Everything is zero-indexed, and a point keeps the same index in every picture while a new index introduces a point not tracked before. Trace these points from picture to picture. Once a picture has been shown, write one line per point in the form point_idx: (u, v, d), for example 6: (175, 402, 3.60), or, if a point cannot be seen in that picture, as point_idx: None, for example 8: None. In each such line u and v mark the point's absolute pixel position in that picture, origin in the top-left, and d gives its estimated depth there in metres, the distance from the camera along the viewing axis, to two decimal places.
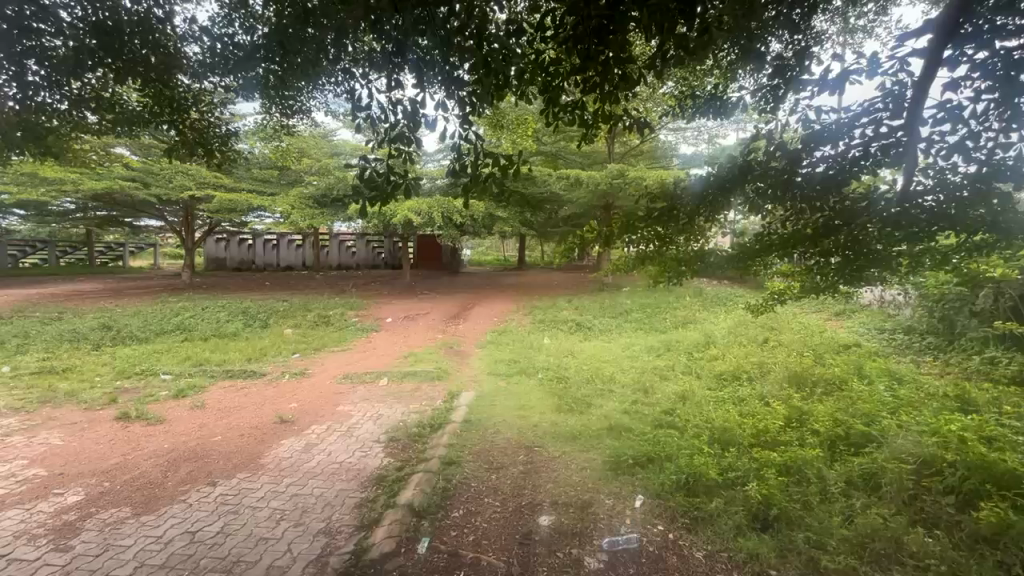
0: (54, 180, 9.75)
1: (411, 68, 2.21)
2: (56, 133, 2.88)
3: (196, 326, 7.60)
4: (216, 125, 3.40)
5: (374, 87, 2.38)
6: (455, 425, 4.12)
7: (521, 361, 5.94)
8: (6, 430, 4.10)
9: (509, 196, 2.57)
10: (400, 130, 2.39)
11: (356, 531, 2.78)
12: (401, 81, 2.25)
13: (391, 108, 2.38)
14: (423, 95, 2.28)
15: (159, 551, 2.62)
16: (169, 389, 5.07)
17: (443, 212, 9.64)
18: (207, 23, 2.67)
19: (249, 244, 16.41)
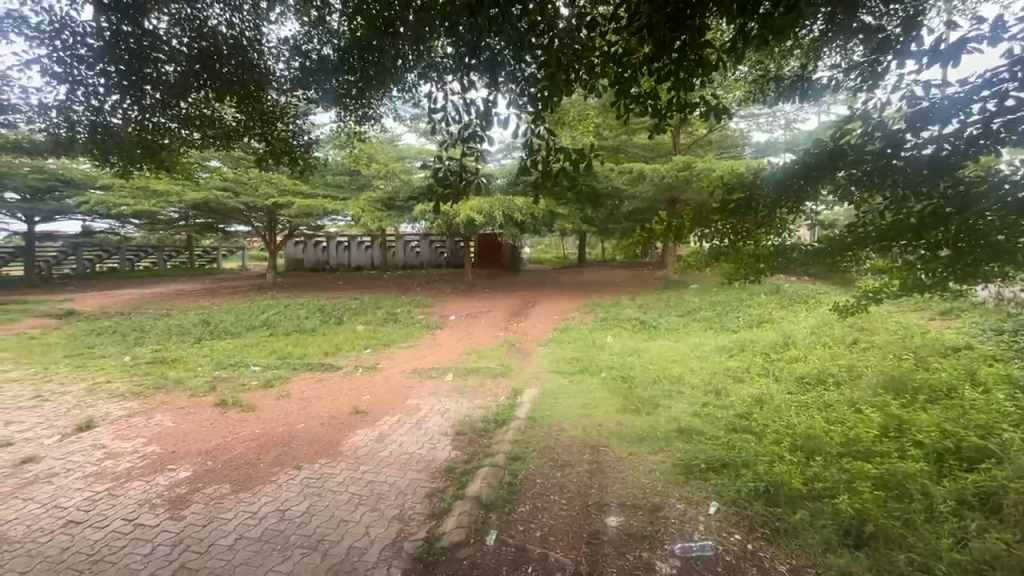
0: (163, 192, 11.03)
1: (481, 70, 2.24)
2: (169, 150, 3.22)
3: (280, 323, 8.26)
4: (299, 135, 3.55)
5: (448, 88, 2.42)
6: (519, 421, 4.16)
7: (584, 359, 5.87)
8: (129, 412, 4.70)
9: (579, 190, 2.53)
10: (473, 130, 2.43)
11: (428, 519, 2.89)
12: (474, 83, 2.29)
13: (465, 108, 2.43)
14: (495, 94, 2.30)
15: (255, 525, 2.88)
16: (259, 379, 5.56)
17: (504, 210, 9.76)
18: (293, 42, 2.91)
19: (324, 246, 17.64)
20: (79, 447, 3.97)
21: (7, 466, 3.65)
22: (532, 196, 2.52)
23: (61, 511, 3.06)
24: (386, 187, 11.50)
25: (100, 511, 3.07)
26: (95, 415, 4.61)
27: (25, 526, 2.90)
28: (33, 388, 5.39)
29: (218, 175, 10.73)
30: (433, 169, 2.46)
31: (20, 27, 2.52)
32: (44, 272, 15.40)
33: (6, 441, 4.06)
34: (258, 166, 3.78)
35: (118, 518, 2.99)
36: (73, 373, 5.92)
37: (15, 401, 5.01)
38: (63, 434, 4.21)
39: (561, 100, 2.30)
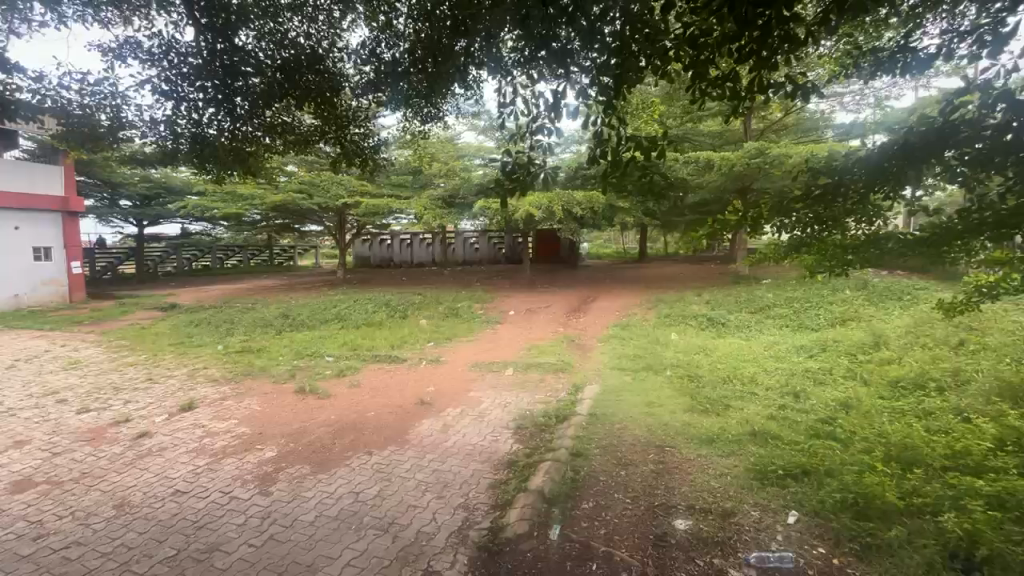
0: (248, 196, 12.05)
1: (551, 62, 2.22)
2: (256, 156, 3.49)
3: (350, 317, 8.76)
4: (367, 137, 3.69)
5: (518, 83, 2.43)
6: (580, 417, 4.12)
7: (647, 357, 5.71)
8: (223, 395, 5.21)
9: (651, 181, 2.44)
10: (542, 122, 2.41)
11: (492, 509, 2.94)
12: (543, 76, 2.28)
13: (533, 101, 2.42)
14: (565, 85, 2.27)
15: (332, 505, 3.08)
16: (333, 368, 5.94)
17: (563, 204, 9.68)
18: (365, 47, 3.03)
19: (388, 244, 18.73)
20: (183, 425, 4.45)
21: (127, 439, 4.17)
22: (601, 188, 2.46)
23: (170, 481, 3.46)
24: (446, 185, 11.81)
25: (201, 483, 3.43)
26: (195, 397, 5.15)
27: (142, 492, 3.30)
28: (146, 372, 6.12)
29: (294, 179, 11.57)
30: (503, 163, 2.48)
31: (135, 52, 2.83)
32: (151, 270, 17.39)
33: (126, 417, 4.64)
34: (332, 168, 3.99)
35: (216, 490, 3.32)
36: (177, 359, 6.65)
37: (132, 383, 5.71)
38: (170, 413, 4.75)
39: (631, 88, 2.23)
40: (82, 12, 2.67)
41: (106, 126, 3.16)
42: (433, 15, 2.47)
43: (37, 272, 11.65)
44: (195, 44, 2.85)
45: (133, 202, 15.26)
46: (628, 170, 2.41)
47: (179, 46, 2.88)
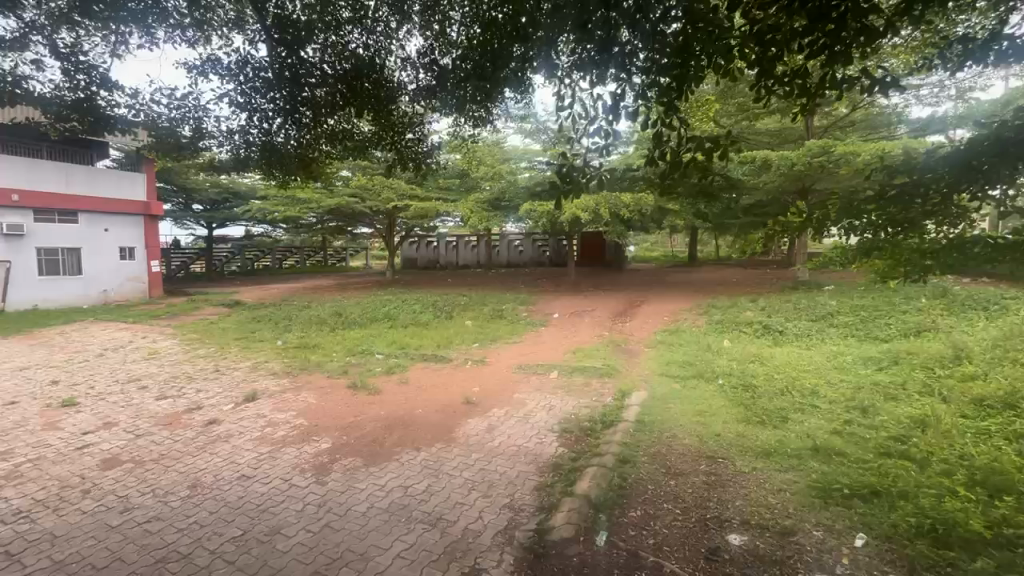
0: (306, 200, 12.72)
1: (613, 64, 2.20)
2: (317, 162, 3.68)
3: (399, 316, 9.04)
4: (421, 144, 3.79)
5: (577, 86, 2.43)
6: (627, 424, 4.04)
7: (697, 364, 5.52)
8: (282, 387, 5.53)
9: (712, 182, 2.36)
10: (600, 124, 2.38)
11: (537, 511, 2.95)
12: (601, 79, 2.26)
13: (592, 104, 2.40)
14: (623, 87, 2.24)
15: (383, 497, 3.19)
16: (383, 366, 6.15)
17: (610, 206, 9.55)
18: (421, 56, 3.13)
19: (434, 246, 19.21)
20: (248, 414, 4.76)
21: (199, 425, 4.51)
22: (659, 189, 2.40)
23: (237, 466, 3.71)
24: (492, 188, 11.95)
25: (264, 469, 3.65)
26: (257, 389, 5.49)
27: (212, 475, 3.56)
28: (214, 363, 6.60)
29: (348, 184, 12.07)
30: (558, 165, 2.48)
31: (216, 68, 3.07)
32: (219, 269, 18.71)
33: (198, 405, 5.02)
34: (385, 172, 4.12)
35: (277, 477, 3.53)
36: (241, 353, 7.12)
37: (203, 374, 6.17)
38: (236, 402, 5.09)
39: (691, 87, 2.17)
40: (171, 33, 2.93)
41: (188, 137, 3.45)
42: (492, 21, 2.52)
43: (122, 270, 12.82)
44: (268, 59, 3.06)
45: (203, 207, 16.50)
46: (687, 171, 2.35)
47: (254, 61, 3.10)
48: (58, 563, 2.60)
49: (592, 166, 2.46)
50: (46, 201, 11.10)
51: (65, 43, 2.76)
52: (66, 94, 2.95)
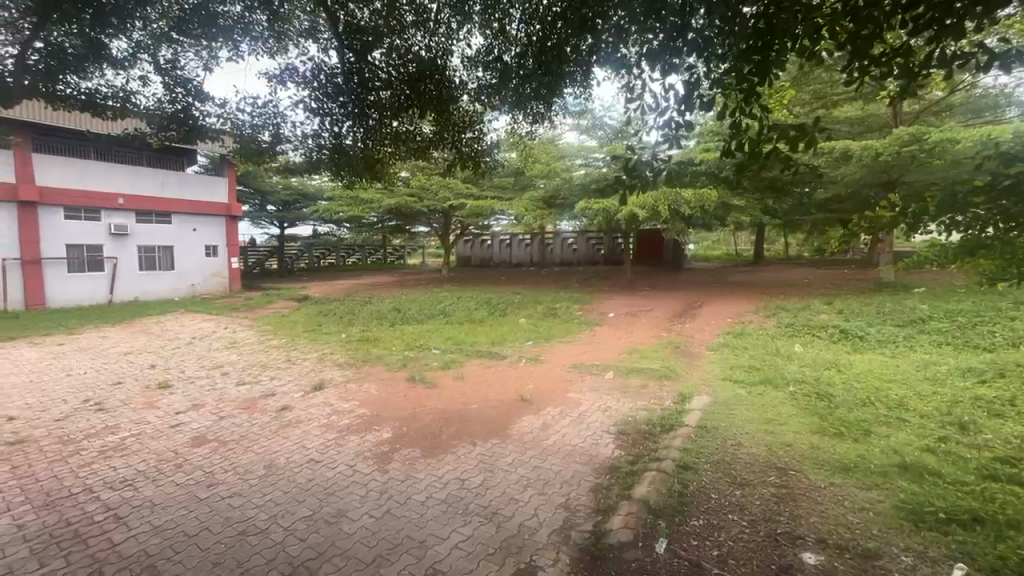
0: (369, 201, 13.31)
1: (688, 51, 2.11)
2: (382, 162, 3.82)
3: (454, 313, 9.25)
4: (479, 142, 3.81)
5: (647, 77, 2.34)
6: (688, 429, 3.88)
7: (764, 369, 5.20)
8: (346, 378, 5.83)
9: (793, 174, 2.20)
10: (670, 116, 2.31)
11: (594, 513, 2.90)
12: (674, 67, 2.18)
13: (663, 95, 2.30)
14: (697, 74, 2.14)
15: (441, 489, 3.28)
16: (439, 361, 6.31)
17: (669, 203, 9.21)
18: (480, 55, 3.15)
19: (488, 244, 19.51)
20: (316, 402, 5.06)
21: (273, 410, 4.85)
22: (732, 182, 2.28)
23: (307, 450, 3.95)
24: (547, 186, 11.92)
25: (330, 455, 3.87)
26: (324, 379, 5.81)
27: (285, 458, 3.81)
28: (286, 354, 7.07)
29: (407, 184, 12.50)
30: (623, 160, 2.41)
31: (293, 76, 3.28)
32: (289, 266, 20.04)
33: (271, 392, 5.40)
34: (445, 172, 4.20)
35: (343, 463, 3.72)
36: (309, 344, 7.57)
37: (275, 363, 6.63)
38: (305, 391, 5.43)
39: (773, 73, 2.04)
40: (254, 46, 3.16)
41: (268, 142, 3.71)
42: (557, 15, 2.50)
43: (208, 265, 14.03)
44: (338, 64, 3.24)
45: (276, 207, 17.74)
46: (767, 161, 2.21)
47: (326, 68, 3.29)
48: (156, 528, 2.89)
49: (662, 159, 2.38)
50: (146, 204, 12.44)
51: (165, 59, 3.05)
52: (166, 106, 3.28)
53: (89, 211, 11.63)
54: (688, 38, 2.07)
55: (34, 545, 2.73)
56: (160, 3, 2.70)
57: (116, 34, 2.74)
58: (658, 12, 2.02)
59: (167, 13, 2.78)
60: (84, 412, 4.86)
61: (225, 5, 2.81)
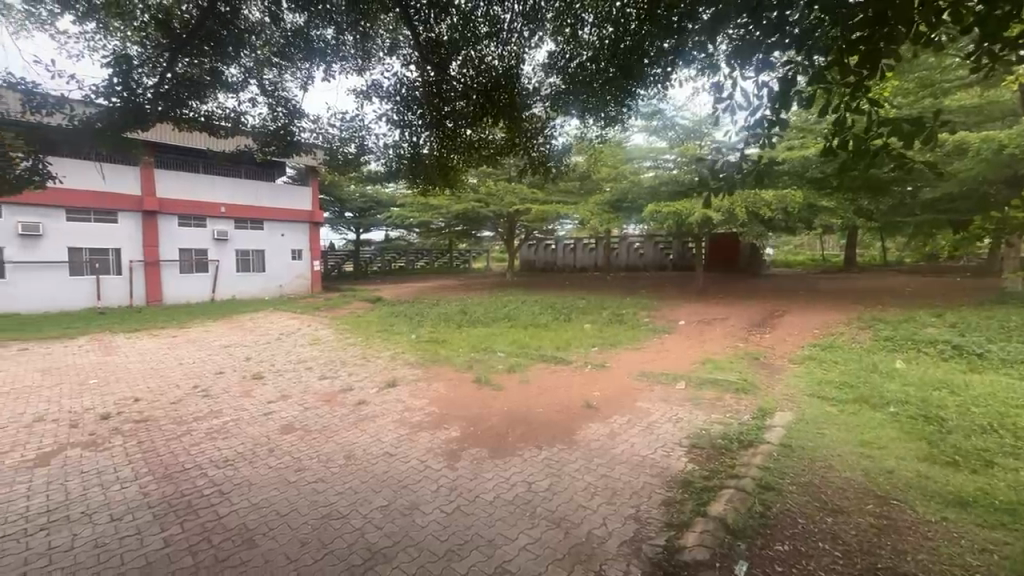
0: (439, 207, 13.81)
1: (785, 45, 2.01)
2: (455, 169, 3.96)
3: (519, 317, 9.33)
4: (549, 147, 3.82)
5: (738, 76, 2.23)
6: (769, 446, 3.63)
7: (858, 386, 4.74)
8: (417, 377, 6.08)
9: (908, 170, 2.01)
10: (763, 114, 2.20)
11: (666, 527, 2.79)
12: (768, 62, 2.07)
13: (755, 94, 2.19)
14: (794, 68, 2.03)
15: (508, 490, 3.32)
16: (504, 364, 6.40)
17: (747, 206, 8.67)
18: (551, 61, 3.15)
19: (552, 248, 19.91)
20: (389, 398, 5.33)
21: (351, 404, 5.18)
22: (835, 181, 2.11)
23: (382, 444, 4.17)
24: (613, 190, 11.71)
25: (404, 449, 4.05)
26: (396, 377, 6.10)
27: (362, 450, 4.06)
28: (361, 352, 7.51)
29: (474, 191, 12.85)
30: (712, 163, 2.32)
31: (378, 91, 3.50)
32: (364, 268, 21.30)
33: (350, 387, 5.77)
34: (515, 177, 4.26)
35: (415, 458, 3.88)
36: (382, 344, 7.99)
37: (352, 360, 7.07)
38: (380, 387, 5.74)
39: (882, 63, 1.88)
40: (344, 65, 3.42)
41: (354, 153, 4.00)
42: (635, 13, 2.49)
43: (294, 268, 15.27)
44: (418, 77, 3.43)
45: (353, 214, 18.98)
46: (876, 158, 2.07)
47: (407, 81, 3.48)
48: (254, 505, 3.19)
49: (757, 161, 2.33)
50: (243, 213, 13.85)
51: (270, 82, 3.40)
52: (270, 125, 3.61)
53: (198, 218, 13.13)
54: (789, 32, 1.96)
55: (156, 511, 3.13)
56: (264, 31, 3.10)
57: (230, 61, 3.09)
58: (759, 10, 1.90)
59: (271, 41, 3.18)
60: (193, 397, 5.48)
61: (319, 30, 3.14)
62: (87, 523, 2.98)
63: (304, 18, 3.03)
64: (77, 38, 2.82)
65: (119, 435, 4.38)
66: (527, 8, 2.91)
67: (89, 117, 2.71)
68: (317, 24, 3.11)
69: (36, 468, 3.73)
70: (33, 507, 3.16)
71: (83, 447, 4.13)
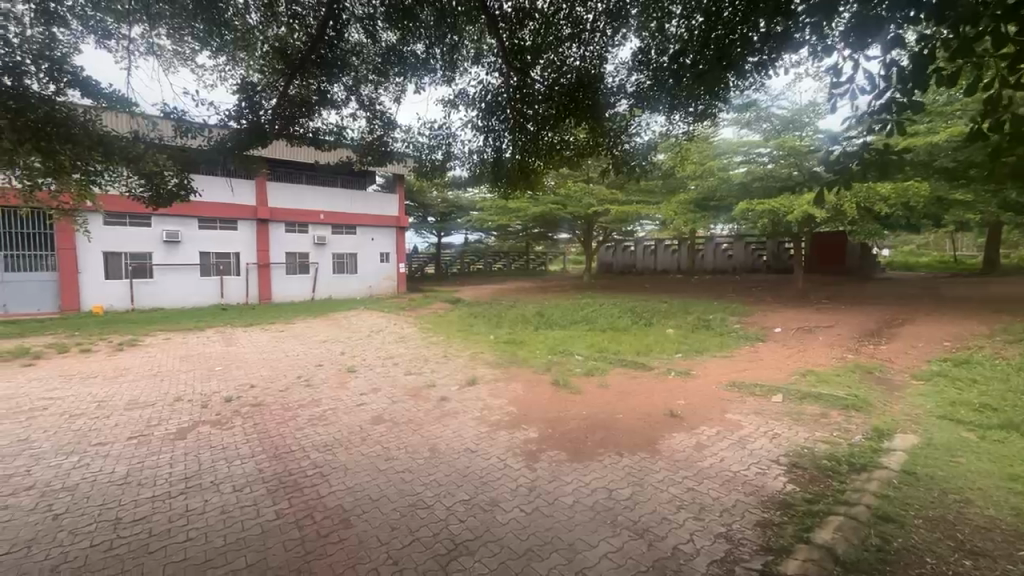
0: (517, 210, 14.01)
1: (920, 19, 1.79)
2: (536, 172, 3.99)
3: (597, 320, 9.16)
4: (633, 147, 3.72)
5: (859, 56, 2.02)
6: (887, 472, 3.21)
7: (1005, 410, 4.03)
8: (496, 376, 6.21)
9: None
10: (891, 98, 1.97)
11: (762, 551, 2.58)
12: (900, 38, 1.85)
13: (881, 74, 1.96)
14: (932, 41, 1.79)
15: (588, 495, 3.27)
16: (582, 367, 6.32)
17: (859, 202, 7.73)
18: (636, 57, 3.07)
19: (632, 250, 19.35)
20: (469, 396, 5.50)
21: (435, 400, 5.42)
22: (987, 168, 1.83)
23: (463, 440, 4.30)
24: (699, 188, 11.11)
25: (484, 446, 4.16)
26: (476, 375, 6.29)
27: (445, 444, 4.23)
28: (444, 350, 7.84)
29: (553, 193, 12.88)
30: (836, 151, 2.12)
31: (465, 100, 3.65)
32: (445, 270, 22.22)
33: (433, 384, 6.04)
34: (597, 179, 4.19)
35: (495, 456, 3.97)
36: (462, 343, 8.28)
37: (435, 358, 7.40)
38: (461, 385, 5.94)
39: None
40: (433, 77, 3.59)
41: (441, 160, 4.16)
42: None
43: (382, 270, 16.33)
44: (502, 83, 3.51)
45: (435, 218, 19.92)
46: None
47: (492, 88, 3.60)
48: (349, 488, 3.46)
49: (883, 151, 2.06)
50: (340, 219, 15.12)
51: (367, 97, 3.65)
52: (367, 137, 3.90)
53: (301, 225, 14.55)
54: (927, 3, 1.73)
55: (269, 486, 3.52)
56: (363, 50, 3.37)
57: (334, 80, 3.40)
58: None
59: (370, 59, 3.44)
60: (298, 386, 6.08)
61: (410, 45, 3.34)
62: (215, 492, 3.43)
63: (398, 35, 3.25)
64: (212, 70, 3.28)
65: (239, 416, 4.99)
66: (611, 6, 2.93)
67: (223, 139, 3.14)
68: (409, 40, 3.31)
69: (177, 441, 4.35)
70: (175, 474, 3.70)
71: (211, 425, 4.76)
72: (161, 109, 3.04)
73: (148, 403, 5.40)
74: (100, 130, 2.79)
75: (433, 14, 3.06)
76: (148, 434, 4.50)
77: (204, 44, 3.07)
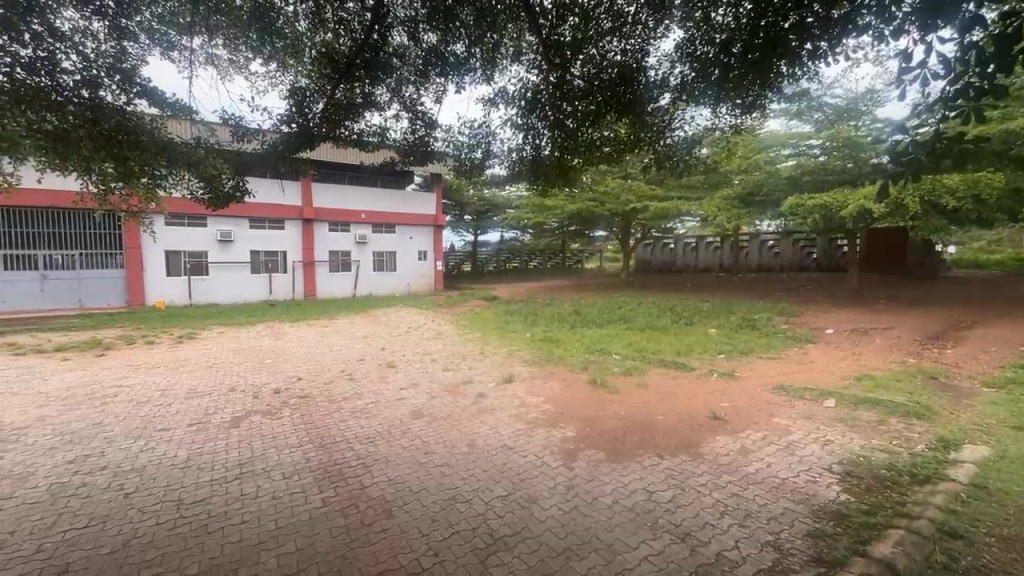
0: (553, 208, 13.96)
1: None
2: (575, 168, 3.96)
3: (635, 319, 9.00)
4: (677, 140, 3.62)
5: (932, 39, 1.88)
6: (954, 485, 2.99)
7: None
8: (532, 374, 6.22)
9: None
10: (968, 83, 1.83)
11: (814, 562, 2.46)
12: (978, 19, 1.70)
13: (956, 58, 1.82)
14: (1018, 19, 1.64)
15: (627, 496, 3.22)
16: (620, 367, 6.23)
17: (922, 196, 7.24)
18: (680, 49, 2.97)
19: (671, 247, 18.88)
20: (506, 393, 5.54)
21: (472, 396, 5.49)
22: None
23: (501, 436, 4.34)
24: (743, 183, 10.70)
25: (521, 443, 4.18)
26: (512, 373, 6.32)
27: (483, 440, 4.27)
28: (480, 347, 7.93)
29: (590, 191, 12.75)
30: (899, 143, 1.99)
31: (504, 98, 3.66)
32: (481, 268, 22.43)
33: (470, 380, 6.12)
34: (638, 174, 4.11)
35: (533, 453, 3.98)
36: (499, 340, 8.34)
37: (472, 355, 7.49)
38: (497, 382, 5.98)
39: None
40: (473, 76, 3.62)
41: (480, 158, 4.20)
42: None
43: (420, 268, 16.66)
44: (541, 80, 3.50)
45: (472, 217, 20.13)
46: None
47: (531, 85, 3.58)
48: (391, 480, 3.56)
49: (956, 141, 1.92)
50: (380, 219, 15.53)
51: (409, 98, 3.72)
52: (410, 137, 3.98)
53: (343, 224, 15.05)
54: None
55: (315, 474, 3.68)
56: (405, 52, 3.43)
57: (378, 82, 3.50)
58: None
59: (412, 61, 3.49)
60: (341, 379, 6.31)
61: (451, 45, 3.37)
62: (266, 478, 3.61)
63: (438, 36, 3.28)
64: (264, 76, 3.43)
65: (287, 407, 5.23)
66: None
67: (275, 142, 3.31)
68: (450, 40, 3.34)
69: (231, 429, 4.61)
70: (230, 460, 3.93)
71: (262, 414, 5.01)
72: (221, 116, 3.21)
73: (206, 392, 5.75)
74: (165, 137, 3.03)
75: (473, 13, 3.08)
76: (206, 421, 4.80)
77: (257, 52, 3.21)
